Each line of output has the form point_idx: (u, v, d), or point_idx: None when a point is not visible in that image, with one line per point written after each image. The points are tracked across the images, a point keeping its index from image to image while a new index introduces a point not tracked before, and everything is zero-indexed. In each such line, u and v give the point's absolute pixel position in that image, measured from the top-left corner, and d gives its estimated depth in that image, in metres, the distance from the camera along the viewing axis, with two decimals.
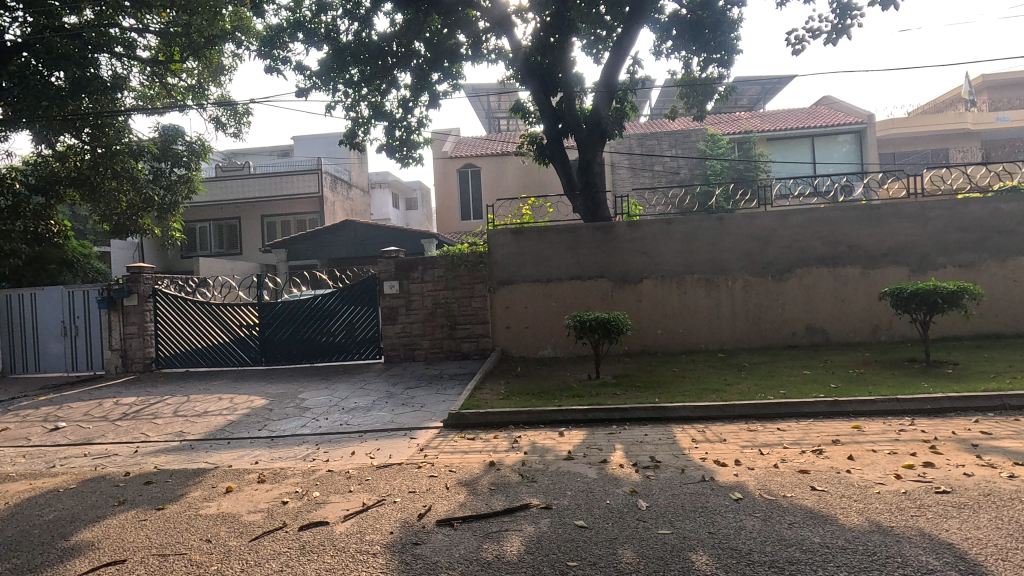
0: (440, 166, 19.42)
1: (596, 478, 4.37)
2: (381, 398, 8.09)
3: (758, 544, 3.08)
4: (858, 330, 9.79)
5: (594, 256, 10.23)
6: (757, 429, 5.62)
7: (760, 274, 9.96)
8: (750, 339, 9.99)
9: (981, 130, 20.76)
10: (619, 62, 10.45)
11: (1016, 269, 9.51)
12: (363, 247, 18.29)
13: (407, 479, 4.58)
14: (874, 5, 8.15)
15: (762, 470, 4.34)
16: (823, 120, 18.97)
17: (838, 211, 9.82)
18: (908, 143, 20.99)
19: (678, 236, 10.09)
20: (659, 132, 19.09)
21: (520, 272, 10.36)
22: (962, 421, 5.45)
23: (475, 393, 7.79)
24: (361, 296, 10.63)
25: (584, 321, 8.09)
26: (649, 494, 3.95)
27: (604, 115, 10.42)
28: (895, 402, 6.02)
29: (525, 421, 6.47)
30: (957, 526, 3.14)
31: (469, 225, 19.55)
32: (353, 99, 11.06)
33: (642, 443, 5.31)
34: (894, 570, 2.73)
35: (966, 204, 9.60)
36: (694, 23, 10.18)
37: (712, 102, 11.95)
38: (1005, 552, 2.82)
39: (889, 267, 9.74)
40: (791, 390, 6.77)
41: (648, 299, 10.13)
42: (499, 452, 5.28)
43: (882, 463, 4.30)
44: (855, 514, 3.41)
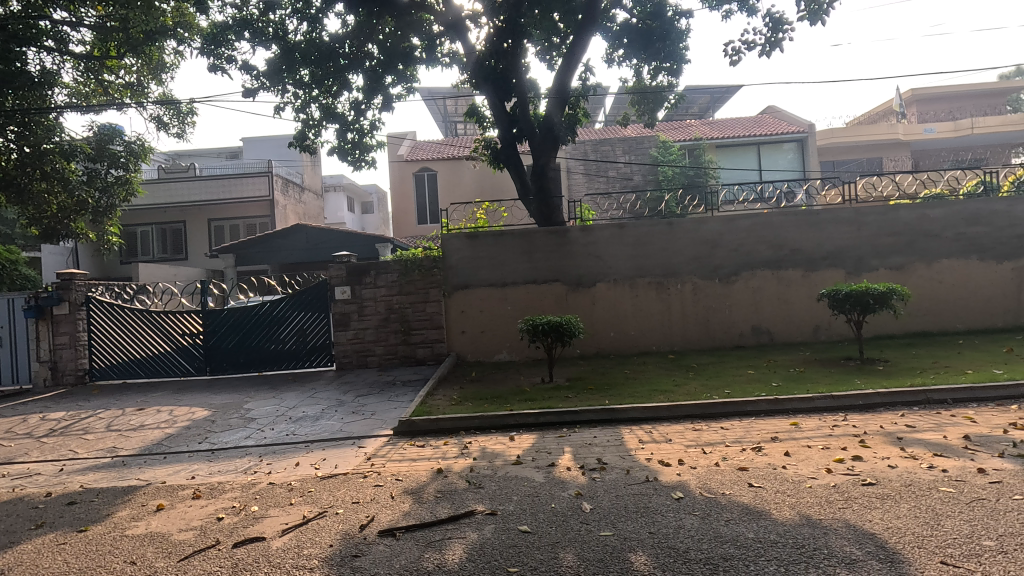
0: (396, 169, 19.16)
1: (543, 481, 4.38)
2: (331, 407, 7.89)
3: (694, 542, 3.15)
4: (800, 330, 10.20)
5: (548, 260, 10.30)
6: (701, 428, 5.76)
7: (708, 277, 10.26)
8: (700, 340, 10.26)
9: (911, 141, 22.06)
10: (572, 69, 10.54)
11: (941, 270, 10.13)
12: (315, 250, 17.73)
13: (351, 490, 4.47)
14: (804, 20, 8.53)
15: (703, 469, 4.44)
16: (768, 129, 19.75)
17: (780, 216, 10.24)
18: (846, 152, 22.10)
19: (630, 240, 10.29)
20: (613, 138, 19.47)
21: (475, 276, 10.34)
22: (891, 415, 5.76)
23: (428, 399, 7.70)
24: (312, 301, 10.36)
25: (536, 326, 8.11)
26: (594, 496, 3.99)
27: (556, 121, 10.52)
28: (830, 399, 6.30)
29: (477, 426, 6.43)
30: (879, 516, 3.30)
31: (426, 230, 19.39)
32: (303, 100, 10.81)
33: (591, 445, 5.36)
34: (821, 561, 2.83)
35: (897, 209, 10.17)
36: (644, 32, 10.44)
37: (663, 110, 12.24)
38: (921, 540, 2.97)
39: (827, 270, 10.21)
40: (736, 389, 6.98)
41: (602, 302, 10.27)
42: (448, 459, 5.23)
43: (815, 459, 4.48)
44: (787, 508, 3.54)
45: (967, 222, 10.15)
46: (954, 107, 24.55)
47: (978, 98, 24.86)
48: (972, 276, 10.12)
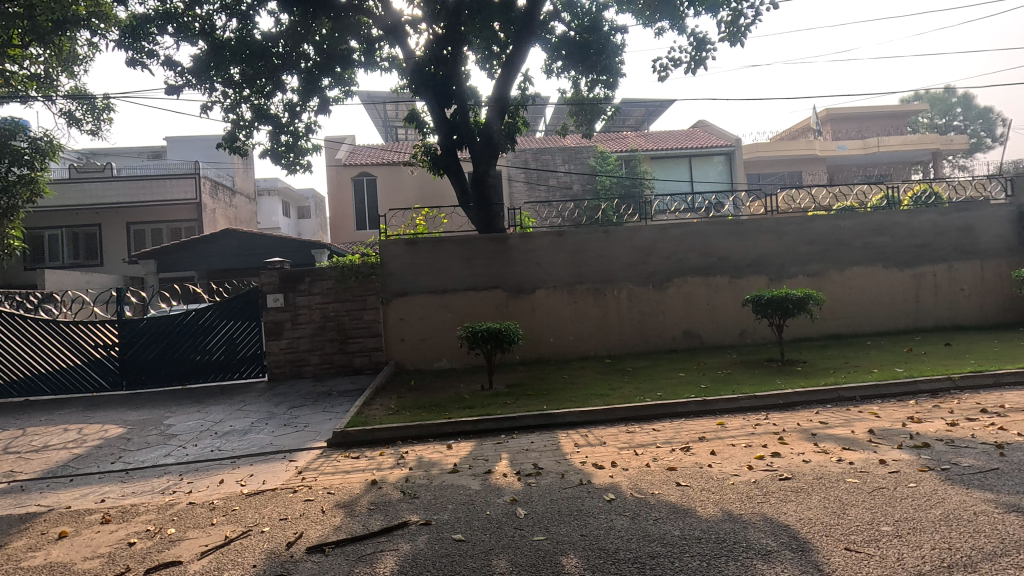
0: (334, 174, 18.65)
1: (479, 488, 4.37)
2: (261, 420, 7.54)
3: (624, 542, 3.23)
4: (728, 334, 10.71)
5: (488, 267, 10.32)
6: (634, 430, 5.94)
7: (643, 283, 10.60)
8: (636, 344, 10.58)
9: (827, 156, 23.74)
10: (511, 78, 10.60)
11: (852, 277, 10.93)
12: (246, 256, 16.97)
13: (279, 506, 4.28)
14: (725, 40, 9.03)
15: (635, 470, 4.58)
16: (698, 142, 20.71)
17: (709, 225, 10.74)
18: (769, 165, 23.52)
19: (568, 247, 10.49)
20: (553, 147, 19.81)
21: (414, 283, 10.22)
22: (807, 413, 6.14)
23: (364, 409, 7.52)
24: (242, 309, 9.91)
25: (476, 332, 8.09)
26: (528, 501, 4.02)
27: (496, 129, 10.54)
28: (754, 399, 6.64)
29: (415, 435, 6.33)
30: (793, 508, 3.51)
31: (365, 235, 18.98)
32: (233, 99, 10.37)
33: (527, 451, 5.40)
34: (740, 554, 2.98)
35: (813, 220, 10.92)
36: (581, 46, 10.72)
37: (600, 121, 12.58)
38: (829, 528, 3.18)
39: (752, 277, 10.80)
40: (667, 391, 7.24)
41: (542, 308, 10.39)
42: (382, 469, 5.11)
43: (738, 456, 4.71)
44: (711, 505, 3.69)
45: (874, 233, 11.03)
46: (863, 127, 26.65)
47: (884, 119, 27.13)
48: (878, 282, 10.99)
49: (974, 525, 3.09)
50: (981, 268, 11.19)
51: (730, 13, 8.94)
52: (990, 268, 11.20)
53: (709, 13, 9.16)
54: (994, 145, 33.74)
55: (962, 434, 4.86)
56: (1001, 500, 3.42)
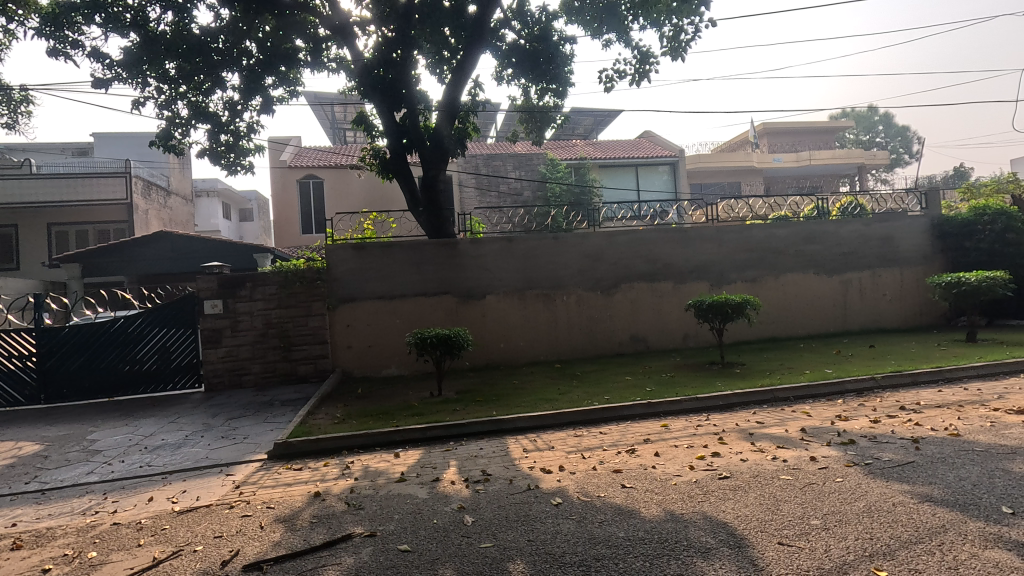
0: (278, 175, 17.97)
1: (426, 497, 4.31)
2: (196, 432, 7.17)
3: (570, 546, 3.26)
4: (672, 338, 11.05)
5: (438, 272, 10.24)
6: (582, 434, 6.02)
7: (592, 289, 10.78)
8: (585, 349, 10.74)
9: (763, 168, 24.95)
10: (461, 84, 10.59)
11: (787, 283, 11.52)
12: (182, 260, 16.09)
13: (214, 523, 4.08)
14: (667, 54, 9.36)
15: (582, 473, 4.63)
16: (644, 152, 21.33)
17: (655, 233, 11.07)
18: (711, 175, 24.51)
19: (518, 253, 10.54)
20: (504, 153, 19.92)
21: (362, 288, 10.00)
22: (745, 413, 6.40)
23: (307, 419, 7.27)
24: (176, 316, 9.43)
25: (425, 339, 8.00)
26: (476, 508, 3.99)
27: (445, 135, 10.48)
28: (696, 401, 6.87)
29: (361, 444, 6.18)
30: (731, 506, 3.65)
31: (311, 240, 18.44)
32: (168, 96, 9.91)
33: (476, 457, 5.37)
34: (680, 552, 3.06)
35: (751, 229, 11.46)
36: (531, 54, 10.86)
37: (550, 129, 12.74)
38: (764, 524, 3.32)
39: (694, 282, 11.19)
40: (614, 395, 7.38)
41: (492, 313, 10.39)
42: (326, 481, 4.96)
43: (680, 457, 4.86)
44: (654, 506, 3.78)
45: (805, 241, 11.67)
46: (795, 141, 28.19)
47: (815, 134, 28.80)
48: (810, 288, 11.62)
49: (893, 515, 3.31)
50: (901, 275, 12.04)
51: (672, 28, 9.27)
52: (908, 274, 12.07)
53: (652, 27, 9.49)
54: (912, 161, 36.45)
55: (883, 431, 5.19)
56: (917, 491, 3.67)
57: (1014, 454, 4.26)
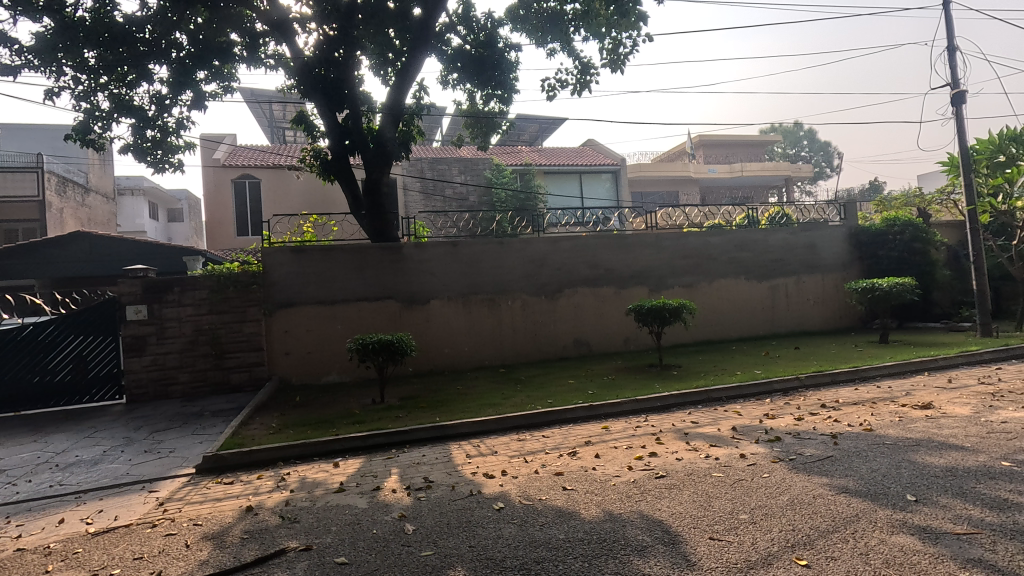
0: (211, 175, 17.10)
1: (365, 507, 4.21)
2: (115, 447, 6.70)
3: (511, 549, 3.27)
4: (614, 341, 11.32)
5: (381, 276, 10.04)
6: (525, 438, 6.07)
7: (536, 294, 10.90)
8: (529, 353, 10.83)
9: (699, 178, 26.06)
10: (406, 87, 10.46)
11: (720, 288, 12.06)
12: (102, 262, 15.01)
13: (135, 544, 3.82)
14: (607, 66, 9.62)
15: (524, 477, 4.66)
16: (587, 160, 21.80)
17: (597, 239, 11.32)
18: (650, 184, 25.37)
19: (462, 258, 10.51)
20: (449, 157, 19.81)
21: (301, 293, 9.64)
22: (681, 414, 6.64)
23: (240, 429, 6.94)
24: (96, 323, 8.85)
25: (367, 344, 7.83)
26: (417, 516, 3.94)
27: (390, 137, 10.31)
28: (635, 403, 7.06)
29: (298, 455, 5.97)
30: (666, 504, 3.78)
31: (246, 242, 17.66)
32: (87, 87, 9.27)
33: (418, 464, 5.30)
34: (618, 551, 3.14)
35: (687, 236, 11.93)
36: (476, 59, 10.89)
37: (495, 135, 12.80)
38: (697, 521, 3.46)
39: (634, 287, 11.53)
40: (557, 399, 7.48)
41: (436, 318, 10.30)
42: (260, 494, 4.75)
43: (620, 458, 4.99)
44: (593, 506, 3.86)
45: (737, 248, 12.26)
46: (729, 153, 29.62)
47: (747, 147, 30.34)
48: (742, 293, 12.22)
49: (813, 507, 3.53)
50: (822, 281, 12.87)
51: (611, 41, 9.56)
52: (829, 281, 12.91)
53: (594, 39, 9.73)
54: (833, 174, 39.04)
55: (805, 427, 5.53)
56: (834, 483, 3.93)
57: (919, 446, 4.64)
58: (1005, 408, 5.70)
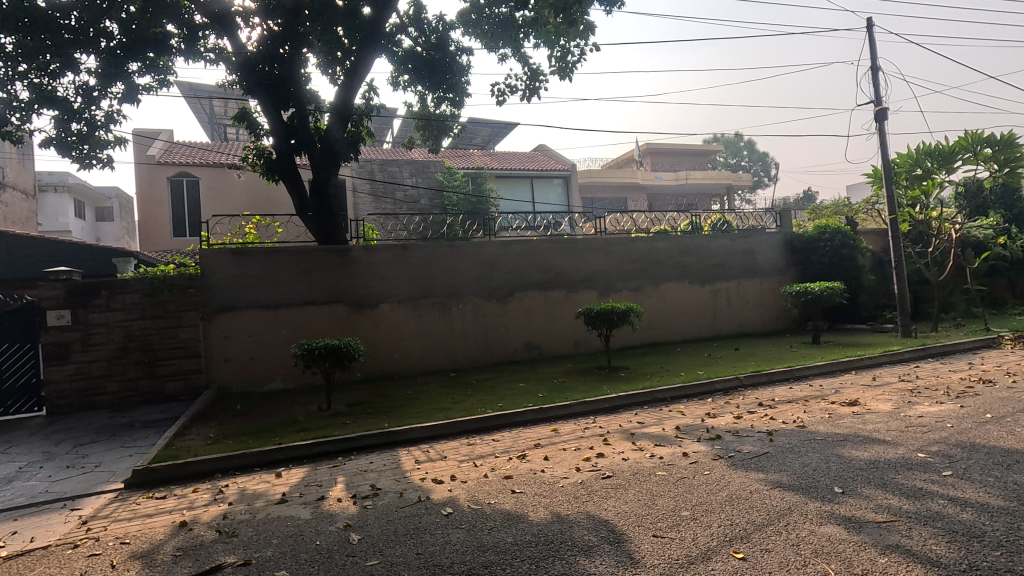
0: (145, 172, 16.25)
1: (308, 518, 4.08)
2: (33, 463, 6.23)
3: (459, 555, 3.25)
4: (564, 344, 11.47)
5: (328, 280, 9.76)
6: (475, 442, 6.05)
7: (486, 297, 10.89)
8: (480, 357, 10.81)
9: (646, 185, 26.82)
10: (355, 87, 10.25)
11: (666, 292, 12.44)
12: (19, 263, 13.76)
13: (53, 566, 3.56)
14: (556, 73, 9.77)
15: (473, 481, 4.65)
16: (539, 165, 22.03)
17: (547, 243, 11.44)
18: (599, 190, 25.91)
19: (412, 261, 10.39)
20: (400, 159, 19.54)
21: (242, 296, 9.22)
22: (628, 415, 6.79)
23: (175, 440, 6.59)
24: (13, 330, 8.39)
25: (313, 350, 7.59)
26: (363, 525, 3.85)
27: (337, 137, 10.08)
28: (584, 405, 7.17)
29: (238, 466, 5.71)
30: (612, 504, 3.85)
31: (184, 243, 16.82)
32: (4, 75, 8.59)
33: (365, 472, 5.19)
34: (565, 552, 3.18)
35: (635, 241, 12.24)
36: (427, 62, 10.81)
37: (447, 138, 12.73)
38: (641, 519, 3.54)
39: (584, 291, 11.72)
40: (507, 402, 7.49)
41: (385, 322, 10.12)
42: (195, 508, 4.52)
43: (568, 460, 5.05)
44: (541, 509, 3.89)
45: (682, 253, 12.69)
46: (674, 162, 30.65)
47: (691, 156, 31.45)
48: (686, 297, 12.65)
49: (750, 502, 3.69)
50: (760, 285, 13.49)
51: (561, 49, 9.72)
52: (766, 285, 13.55)
53: (544, 46, 9.85)
54: (770, 183, 41.07)
55: (744, 425, 5.78)
56: (769, 478, 4.12)
57: (846, 440, 4.93)
58: (921, 403, 6.14)
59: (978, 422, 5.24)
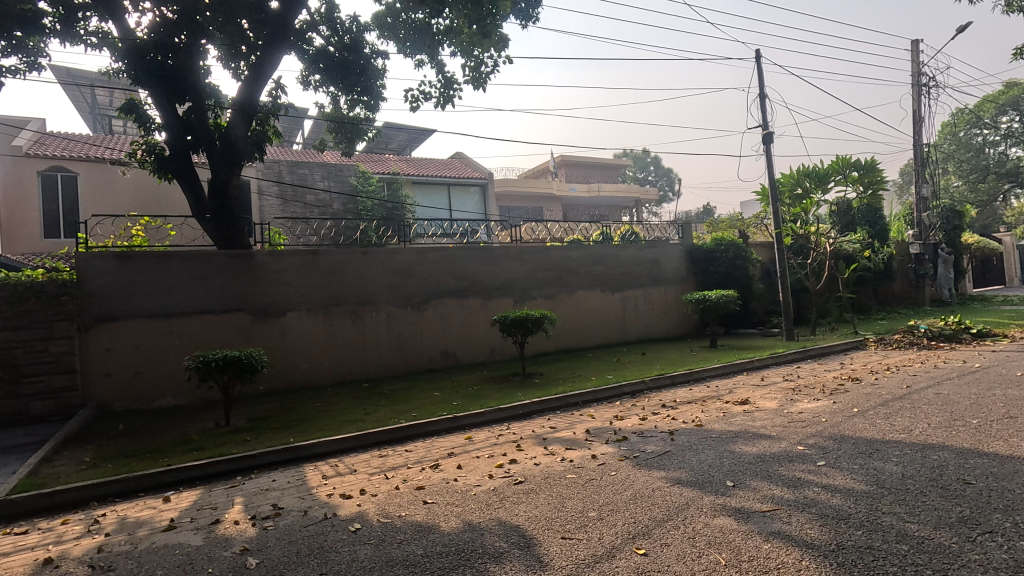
0: (9, 164, 14.35)
1: (200, 544, 3.77)
2: None
3: (367, 572, 3.14)
4: (480, 352, 11.49)
5: (228, 287, 9.13)
6: (387, 453, 5.90)
7: (401, 305, 10.68)
8: (394, 367, 10.56)
9: (561, 196, 27.62)
10: (261, 84, 9.69)
11: (579, 299, 12.85)
12: None
13: None
14: (470, 83, 9.83)
15: (384, 494, 4.53)
16: (456, 172, 22.01)
17: (463, 251, 11.44)
18: (515, 200, 26.32)
19: (322, 268, 9.97)
20: (311, 162, 18.74)
21: (128, 305, 8.40)
22: (541, 420, 6.92)
23: (41, 467, 5.85)
24: None
25: (209, 362, 7.06)
26: (262, 547, 3.62)
27: (240, 136, 9.48)
28: (498, 412, 7.21)
29: (118, 492, 5.16)
30: (523, 509, 3.90)
31: (57, 245, 15.05)
32: None
33: (267, 491, 4.89)
34: (476, 560, 3.17)
35: (549, 250, 12.55)
36: (340, 63, 10.50)
37: (361, 142, 12.40)
38: (551, 522, 3.61)
39: (499, 299, 11.83)
40: (421, 411, 7.37)
41: (292, 332, 9.62)
42: (64, 542, 4.04)
43: (481, 467, 5.05)
44: (453, 518, 3.86)
45: (594, 262, 13.17)
46: (586, 174, 31.85)
47: (603, 169, 32.76)
48: (597, 304, 13.13)
49: (652, 499, 3.88)
50: (665, 293, 14.31)
51: (475, 60, 9.80)
52: (670, 293, 14.39)
53: (459, 55, 9.89)
54: (674, 198, 43.73)
55: (648, 426, 6.08)
56: (670, 476, 4.36)
57: (737, 437, 5.33)
58: (801, 400, 6.77)
59: (847, 416, 5.88)
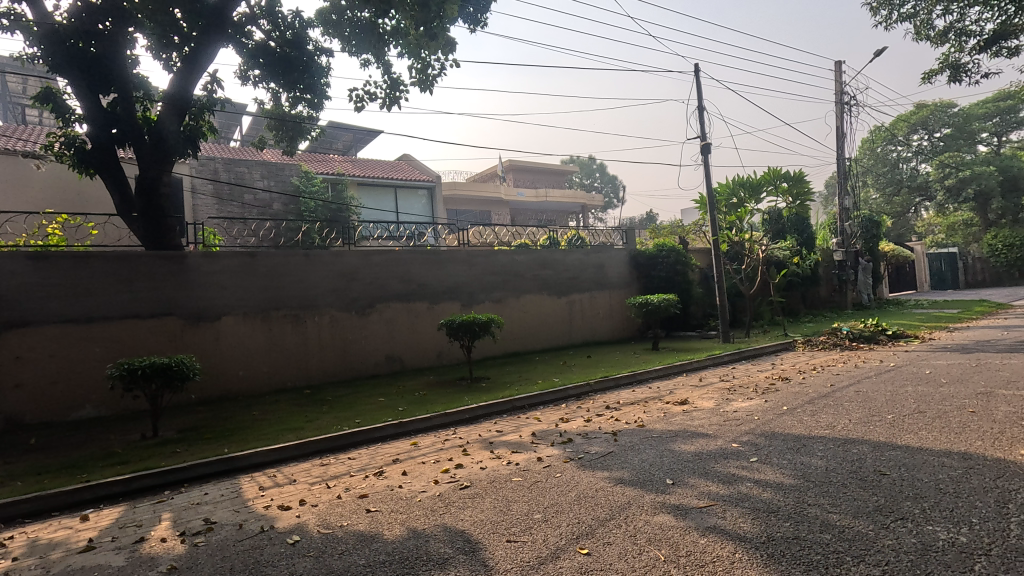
0: None
1: (122, 565, 3.53)
2: None
3: None
4: (427, 356, 11.36)
5: (157, 290, 8.62)
6: (328, 462, 5.73)
7: (344, 309, 10.41)
8: (337, 373, 10.26)
9: (508, 201, 27.79)
10: (194, 76, 9.20)
11: (526, 303, 12.95)
12: None
13: None
14: (416, 85, 9.75)
15: (325, 504, 4.39)
16: (403, 174, 21.73)
17: (410, 254, 11.30)
18: (463, 204, 26.25)
19: (261, 270, 9.59)
20: (250, 160, 18.02)
21: (42, 309, 7.77)
22: (487, 424, 6.91)
23: None
24: None
25: (134, 371, 6.62)
26: (192, 565, 3.43)
27: (171, 131, 8.98)
28: (444, 417, 7.16)
29: (29, 512, 4.76)
30: (469, 514, 3.88)
31: None
32: None
33: (198, 505, 4.64)
34: (420, 567, 3.13)
35: (497, 254, 12.59)
36: (282, 59, 10.16)
37: (304, 141, 12.00)
38: (496, 526, 3.62)
39: (446, 303, 11.75)
40: (365, 418, 7.21)
41: (227, 337, 9.18)
42: None
43: (426, 473, 4.99)
44: (397, 526, 3.79)
45: (541, 266, 13.32)
46: (534, 180, 32.19)
47: (550, 175, 33.17)
48: (544, 308, 13.27)
49: (596, 499, 3.95)
50: (609, 297, 14.64)
51: (422, 61, 9.71)
52: (614, 297, 14.75)
53: (406, 56, 9.77)
54: (619, 205, 44.90)
55: (592, 428, 6.19)
56: (612, 476, 4.46)
57: (677, 436, 5.51)
58: (736, 400, 7.09)
59: (777, 414, 6.20)
